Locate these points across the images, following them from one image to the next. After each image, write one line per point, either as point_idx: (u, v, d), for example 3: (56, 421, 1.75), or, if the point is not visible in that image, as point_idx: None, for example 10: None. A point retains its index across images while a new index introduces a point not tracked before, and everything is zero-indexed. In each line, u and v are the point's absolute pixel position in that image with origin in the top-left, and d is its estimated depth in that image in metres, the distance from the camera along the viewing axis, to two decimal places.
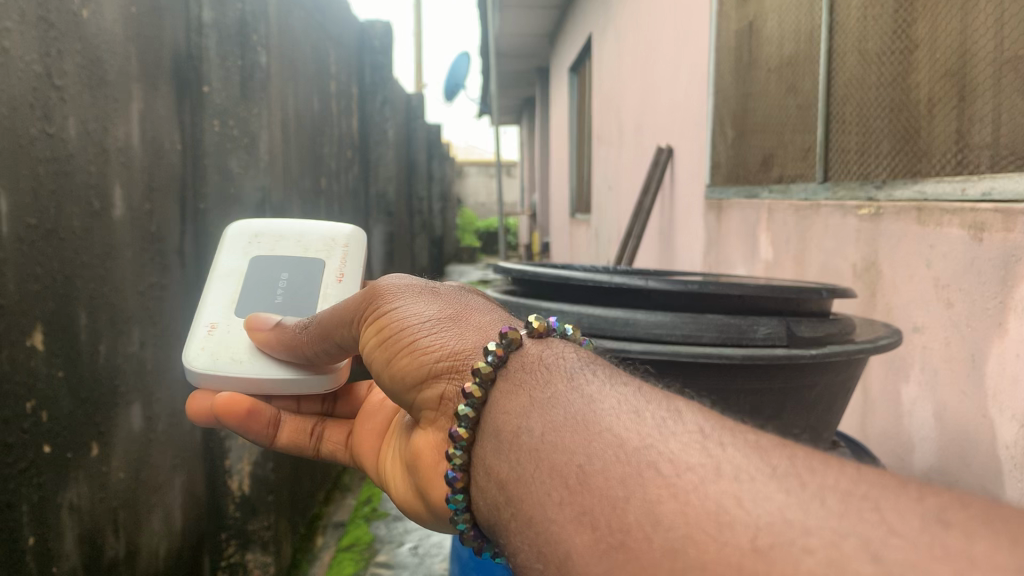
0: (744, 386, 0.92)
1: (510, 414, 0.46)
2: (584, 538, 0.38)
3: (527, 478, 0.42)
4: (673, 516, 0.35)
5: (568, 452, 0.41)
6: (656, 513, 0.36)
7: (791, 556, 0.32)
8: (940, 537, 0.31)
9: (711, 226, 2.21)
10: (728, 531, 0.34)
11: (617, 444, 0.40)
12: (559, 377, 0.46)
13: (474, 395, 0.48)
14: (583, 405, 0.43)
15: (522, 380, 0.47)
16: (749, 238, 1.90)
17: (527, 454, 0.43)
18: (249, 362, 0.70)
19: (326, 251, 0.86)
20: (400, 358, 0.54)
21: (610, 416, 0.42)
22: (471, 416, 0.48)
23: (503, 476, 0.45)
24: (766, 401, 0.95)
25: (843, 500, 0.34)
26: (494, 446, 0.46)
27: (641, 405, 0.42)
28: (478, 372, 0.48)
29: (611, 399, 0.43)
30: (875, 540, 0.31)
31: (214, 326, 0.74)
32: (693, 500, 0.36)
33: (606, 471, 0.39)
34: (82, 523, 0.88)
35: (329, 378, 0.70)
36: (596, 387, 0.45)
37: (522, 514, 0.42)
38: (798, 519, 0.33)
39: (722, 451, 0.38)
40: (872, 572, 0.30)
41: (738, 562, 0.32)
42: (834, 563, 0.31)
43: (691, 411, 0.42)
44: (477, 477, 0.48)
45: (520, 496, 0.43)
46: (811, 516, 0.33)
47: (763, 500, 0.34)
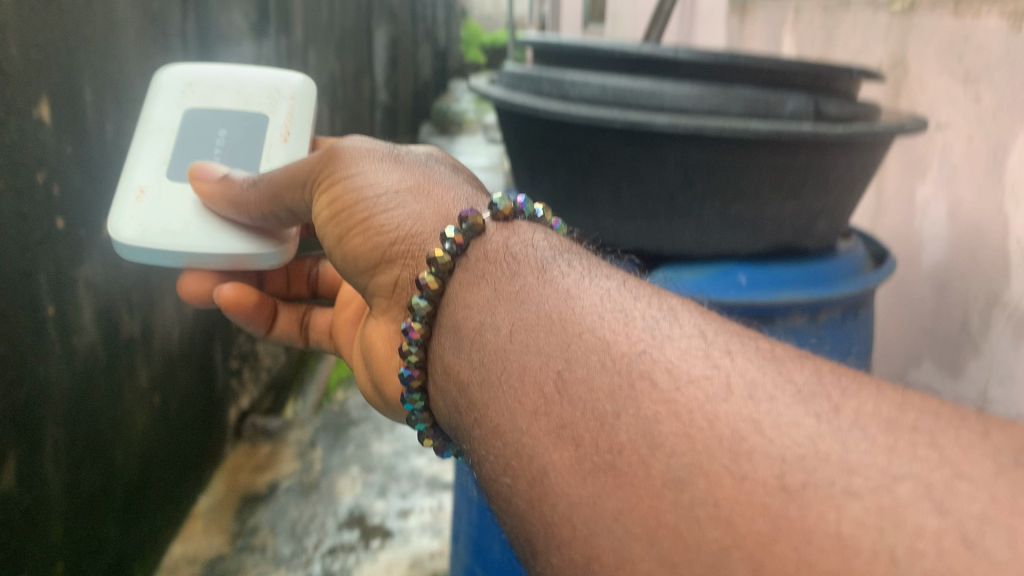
0: (769, 217, 0.74)
1: (475, 309, 0.39)
2: (563, 454, 0.31)
3: (492, 381, 0.36)
4: (675, 439, 0.29)
5: (545, 355, 0.35)
6: (653, 433, 0.30)
7: (831, 501, 0.26)
8: (1020, 485, 0.25)
9: (733, 27, 2.04)
10: (746, 462, 0.27)
11: (607, 348, 0.33)
12: (534, 269, 0.39)
13: (430, 286, 0.41)
14: (559, 304, 0.36)
15: (486, 272, 0.40)
16: (773, 38, 1.75)
17: (492, 356, 0.37)
18: (182, 235, 0.62)
19: (271, 104, 0.74)
20: (353, 238, 0.46)
21: (593, 317, 0.35)
22: (427, 311, 0.41)
23: (463, 377, 0.38)
24: (790, 181, 0.72)
25: (890, 431, 0.27)
26: (455, 344, 0.40)
27: (629, 302, 0.36)
28: (435, 263, 0.41)
29: (595, 296, 0.37)
30: (939, 485, 0.25)
31: (145, 192, 0.64)
32: (699, 421, 0.29)
33: (599, 380, 0.32)
34: (98, 296, 0.74)
35: (274, 255, 0.64)
36: (579, 283, 0.38)
37: (486, 423, 0.35)
38: (836, 453, 0.27)
39: (731, 361, 0.32)
40: (938, 527, 0.24)
41: (762, 503, 0.26)
42: (888, 513, 0.25)
43: (689, 310, 0.36)
44: (436, 376, 0.41)
45: (483, 403, 0.36)
46: (851, 449, 0.27)
47: (789, 426, 0.28)
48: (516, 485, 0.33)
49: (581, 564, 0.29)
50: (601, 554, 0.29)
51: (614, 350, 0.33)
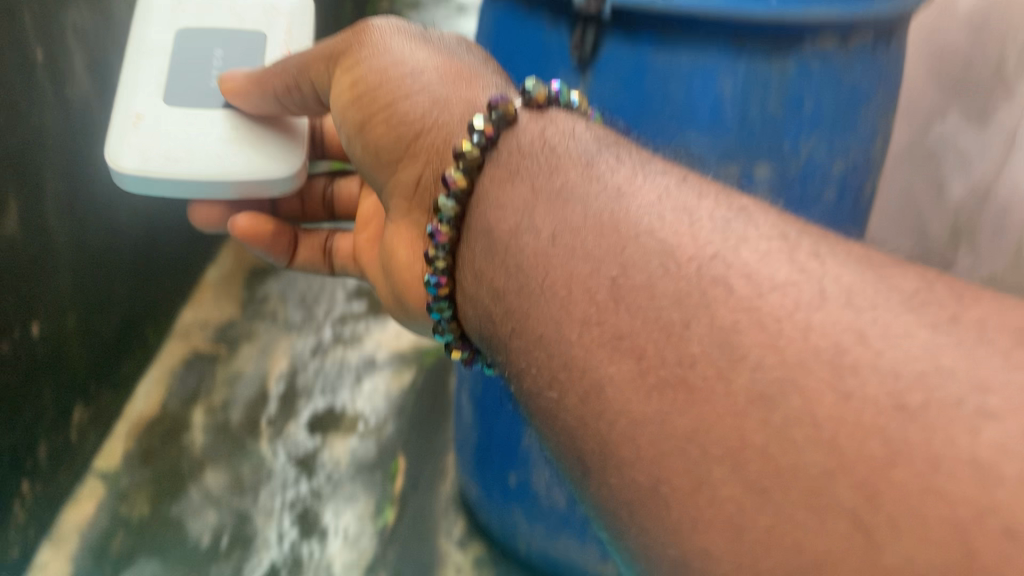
0: None
1: (509, 209, 0.39)
2: (621, 367, 0.31)
3: (532, 288, 0.36)
4: (761, 353, 0.27)
5: (595, 260, 0.34)
6: (734, 343, 0.28)
7: (961, 424, 0.23)
8: None
9: None
10: (851, 378, 0.25)
11: (668, 254, 0.32)
12: (574, 164, 0.39)
13: (458, 185, 0.41)
14: (609, 204, 0.36)
15: (518, 168, 0.40)
16: None
17: (532, 261, 0.37)
18: (189, 162, 0.56)
19: (268, 19, 0.67)
20: (375, 128, 0.46)
21: (649, 219, 0.34)
22: (454, 211, 0.41)
23: (499, 285, 0.39)
24: None
25: None
26: (486, 246, 0.40)
27: (692, 202, 0.34)
28: (463, 158, 0.41)
29: (649, 197, 0.35)
30: None
31: (144, 118, 0.58)
32: (790, 332, 0.27)
33: (662, 289, 0.31)
34: None
35: (288, 180, 0.58)
36: (631, 182, 0.36)
37: (529, 331, 0.36)
38: (960, 370, 0.24)
39: (822, 264, 0.29)
40: None
41: (875, 424, 0.24)
42: None
43: (759, 208, 0.33)
44: (465, 281, 0.41)
45: (525, 312, 0.36)
46: (981, 366, 0.24)
47: (899, 338, 0.26)
48: (567, 396, 0.33)
49: (648, 486, 0.29)
50: (673, 477, 0.28)
51: (676, 254, 0.32)
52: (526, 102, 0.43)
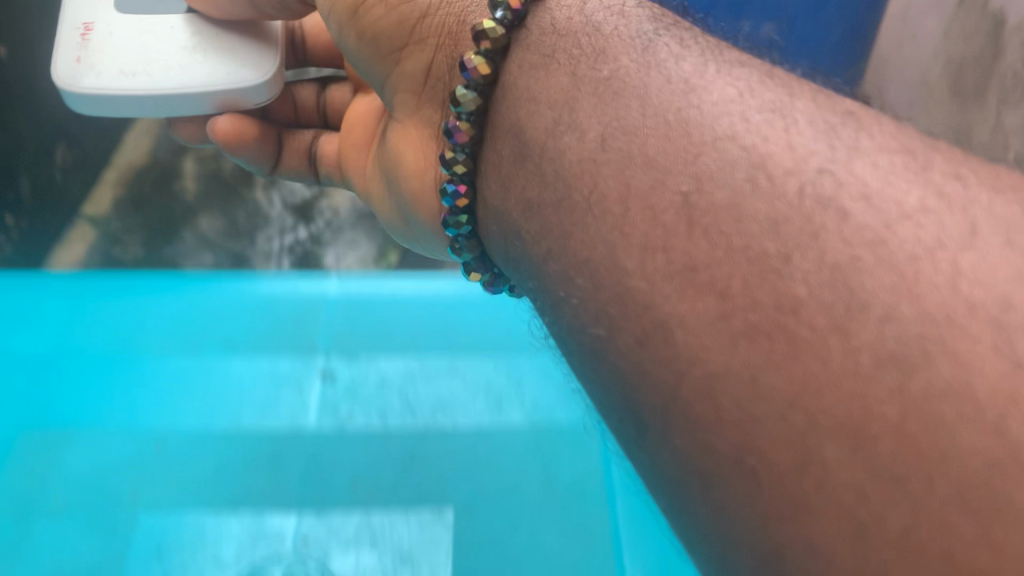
0: None
1: (545, 103, 0.33)
2: (697, 305, 0.26)
3: (578, 204, 0.30)
4: (896, 302, 0.22)
5: (658, 171, 0.28)
6: (857, 286, 0.23)
7: None
8: None
9: None
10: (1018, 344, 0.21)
11: (758, 165, 0.26)
12: (627, 48, 0.32)
13: (478, 73, 0.33)
14: (676, 100, 0.29)
15: (555, 50, 0.33)
16: None
17: (579, 171, 0.31)
18: (148, 74, 0.46)
19: None
20: (373, 6, 0.36)
21: (730, 119, 0.28)
22: (475, 105, 0.34)
23: (537, 198, 0.32)
24: None
25: None
26: (516, 148, 0.34)
27: (783, 99, 0.28)
28: (484, 38, 0.33)
29: (729, 91, 0.28)
30: None
31: (91, 30, 0.48)
32: (933, 279, 0.22)
33: (753, 212, 0.25)
34: None
35: (266, 88, 0.48)
36: (703, 72, 0.30)
37: (573, 254, 0.30)
38: None
39: (959, 192, 0.24)
40: None
41: None
42: None
43: (874, 114, 0.27)
44: (489, 190, 0.35)
45: (570, 232, 0.30)
46: None
47: None
48: (622, 335, 0.28)
49: (731, 455, 0.24)
50: (771, 449, 0.23)
51: (769, 167, 0.26)
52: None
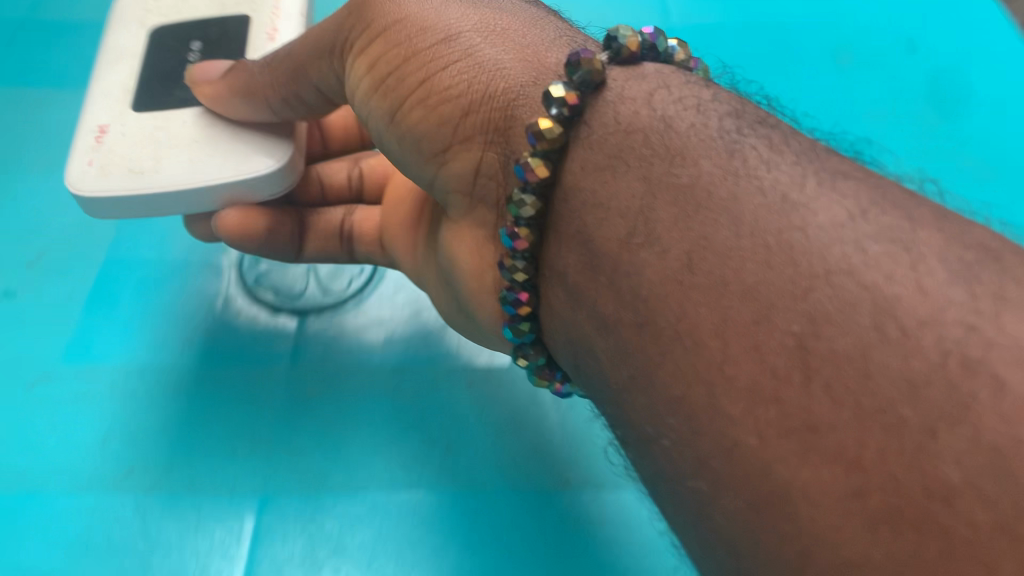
0: None
1: (615, 210, 0.30)
2: (823, 475, 0.23)
3: (665, 333, 0.27)
4: None
5: (761, 305, 0.25)
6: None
7: None
8: None
9: None
10: None
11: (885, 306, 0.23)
12: (708, 151, 0.29)
13: (533, 178, 0.31)
14: (777, 216, 0.26)
15: (622, 150, 0.30)
16: None
17: (662, 294, 0.28)
18: (160, 171, 0.45)
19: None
20: (414, 110, 0.36)
21: (847, 252, 0.25)
22: (534, 209, 0.32)
23: (612, 315, 0.30)
24: None
25: None
26: (584, 256, 0.31)
27: (902, 226, 0.25)
28: (540, 139, 0.31)
29: (839, 213, 0.26)
30: None
31: (106, 132, 0.48)
32: None
33: (883, 367, 0.23)
34: None
35: (281, 178, 0.46)
36: (806, 187, 0.27)
37: (663, 388, 0.27)
38: None
39: None
40: None
41: None
42: None
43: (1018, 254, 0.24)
44: (556, 299, 0.32)
45: (657, 362, 0.27)
46: None
47: None
48: (730, 494, 0.25)
49: None
50: None
51: (899, 313, 0.23)
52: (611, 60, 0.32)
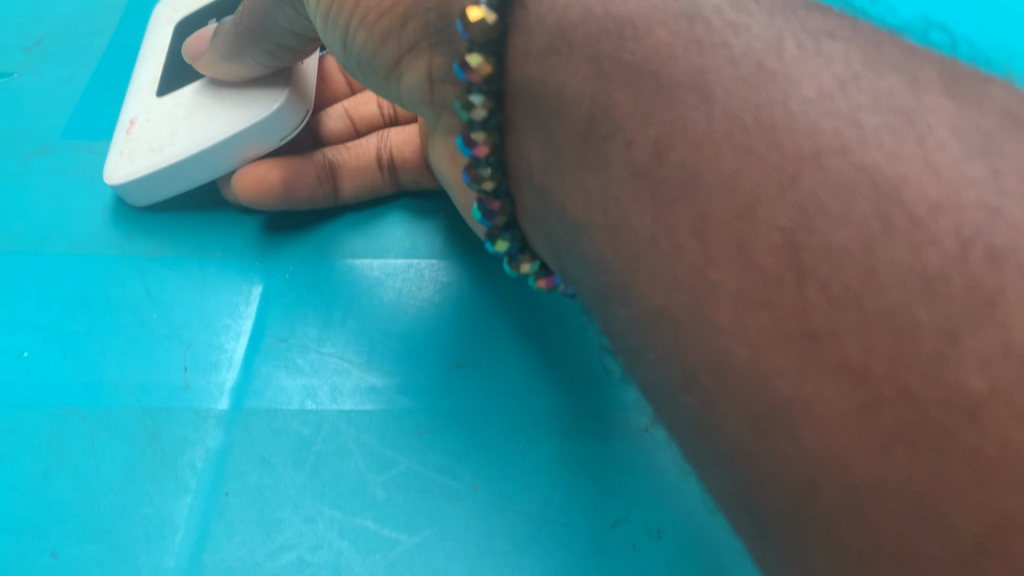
0: None
1: (570, 104, 0.26)
2: (826, 390, 0.20)
3: (641, 237, 0.24)
4: None
5: (743, 196, 0.22)
6: None
7: None
8: None
9: None
10: None
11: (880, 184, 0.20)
12: (663, 17, 0.25)
13: (479, 81, 0.27)
14: (750, 85, 0.23)
15: (565, 26, 0.26)
16: None
17: (634, 193, 0.24)
18: (175, 140, 0.50)
19: None
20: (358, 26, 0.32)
21: (838, 125, 0.21)
22: (485, 112, 0.28)
23: (583, 222, 0.26)
24: None
25: None
26: (547, 151, 0.27)
27: (900, 89, 0.21)
28: (476, 33, 0.27)
29: (828, 81, 0.22)
30: None
31: (134, 123, 0.52)
32: None
33: (891, 263, 0.19)
34: None
35: (287, 120, 0.50)
36: (786, 51, 0.23)
37: (644, 295, 0.24)
38: None
39: None
40: None
41: None
42: None
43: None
44: (532, 205, 0.29)
45: (637, 270, 0.24)
46: None
47: None
48: (727, 414, 0.22)
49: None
50: None
51: (906, 198, 0.20)
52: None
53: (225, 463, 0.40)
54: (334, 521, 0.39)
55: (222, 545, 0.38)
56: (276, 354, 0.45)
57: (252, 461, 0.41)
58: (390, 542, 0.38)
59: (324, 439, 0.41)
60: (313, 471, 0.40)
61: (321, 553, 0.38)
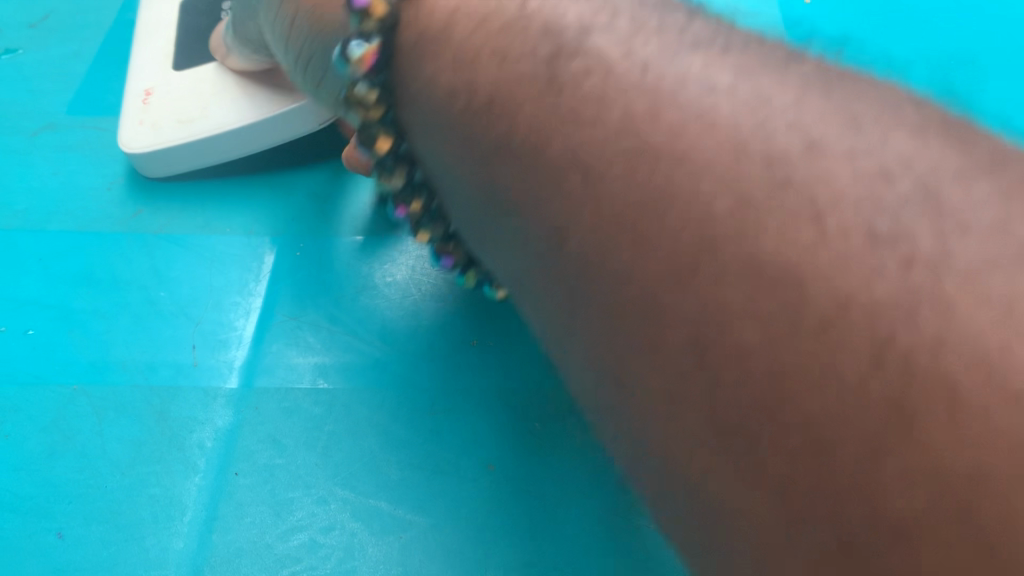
0: None
1: (652, 281, 0.33)
2: (822, 532, 0.28)
3: (702, 405, 0.31)
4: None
5: (806, 372, 0.29)
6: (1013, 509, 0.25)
7: None
8: None
9: None
10: None
11: (875, 271, 0.29)
12: (742, 208, 0.32)
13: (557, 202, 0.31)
14: (593, 99, 0.37)
15: (657, 229, 0.34)
16: None
17: (698, 396, 0.31)
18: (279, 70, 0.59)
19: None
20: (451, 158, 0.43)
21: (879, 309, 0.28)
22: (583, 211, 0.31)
23: (654, 374, 0.33)
24: None
25: None
26: (425, 118, 0.44)
27: (938, 270, 0.28)
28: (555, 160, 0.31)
29: (881, 257, 0.29)
30: None
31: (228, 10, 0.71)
32: None
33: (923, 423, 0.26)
34: None
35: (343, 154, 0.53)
36: (590, 46, 0.39)
37: (694, 438, 0.32)
38: None
39: None
40: None
41: None
42: None
43: (929, 128, 0.33)
44: (603, 332, 0.36)
45: (694, 426, 0.32)
46: None
47: None
48: (761, 512, 0.30)
49: None
50: None
51: (923, 366, 0.27)
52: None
53: (240, 432, 0.60)
54: (344, 504, 0.57)
55: (230, 529, 0.56)
56: (271, 366, 0.64)
57: (263, 441, 0.60)
58: (402, 525, 0.56)
59: (327, 433, 0.60)
60: (323, 444, 0.60)
61: (334, 532, 0.55)
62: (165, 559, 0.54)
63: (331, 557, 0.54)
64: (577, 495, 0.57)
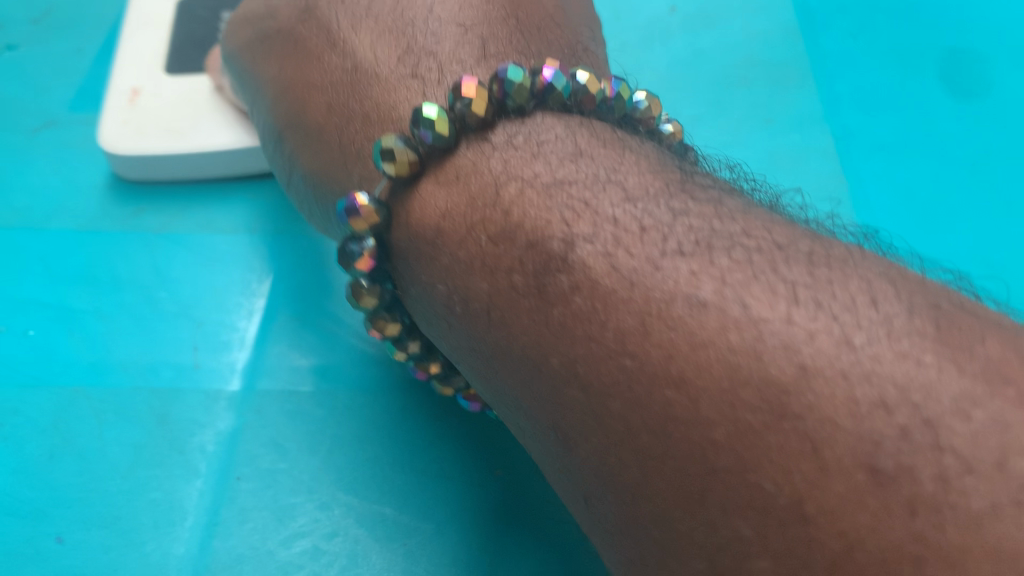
0: None
1: (686, 540, 0.39)
2: None
3: None
4: None
5: None
6: None
7: None
8: None
9: None
10: None
11: (881, 523, 0.33)
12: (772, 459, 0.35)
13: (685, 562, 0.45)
14: (586, 317, 0.42)
15: (688, 459, 0.38)
16: None
17: None
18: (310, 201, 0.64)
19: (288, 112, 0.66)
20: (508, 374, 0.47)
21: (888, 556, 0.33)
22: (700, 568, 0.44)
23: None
24: None
25: None
26: (428, 302, 0.52)
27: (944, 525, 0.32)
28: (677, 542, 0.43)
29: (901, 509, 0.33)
30: None
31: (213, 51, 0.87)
32: None
33: None
34: None
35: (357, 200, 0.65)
36: (575, 261, 0.43)
37: None
38: None
39: None
40: None
41: None
42: None
43: (1005, 381, 0.34)
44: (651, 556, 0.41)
45: None
46: None
47: None
48: None
49: None
50: None
51: None
52: (421, 143, 0.51)
53: (241, 437, 0.74)
54: (346, 509, 0.69)
55: (235, 533, 0.69)
56: (270, 372, 0.78)
57: (265, 446, 0.73)
58: (403, 532, 0.68)
59: (331, 428, 0.74)
60: (324, 448, 0.73)
61: (336, 536, 0.68)
62: (176, 542, 0.69)
63: (334, 562, 0.67)
64: (518, 540, 0.66)
